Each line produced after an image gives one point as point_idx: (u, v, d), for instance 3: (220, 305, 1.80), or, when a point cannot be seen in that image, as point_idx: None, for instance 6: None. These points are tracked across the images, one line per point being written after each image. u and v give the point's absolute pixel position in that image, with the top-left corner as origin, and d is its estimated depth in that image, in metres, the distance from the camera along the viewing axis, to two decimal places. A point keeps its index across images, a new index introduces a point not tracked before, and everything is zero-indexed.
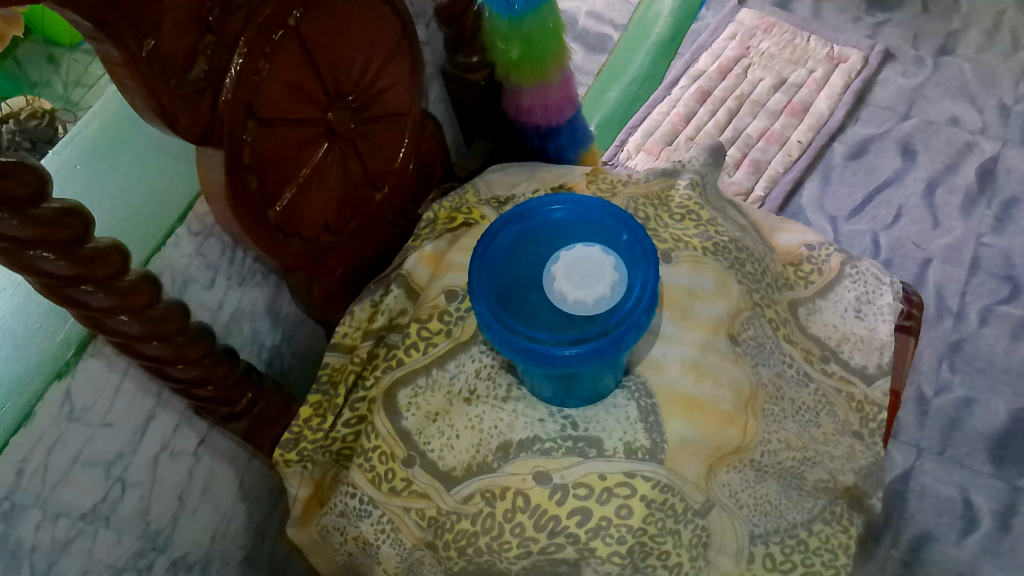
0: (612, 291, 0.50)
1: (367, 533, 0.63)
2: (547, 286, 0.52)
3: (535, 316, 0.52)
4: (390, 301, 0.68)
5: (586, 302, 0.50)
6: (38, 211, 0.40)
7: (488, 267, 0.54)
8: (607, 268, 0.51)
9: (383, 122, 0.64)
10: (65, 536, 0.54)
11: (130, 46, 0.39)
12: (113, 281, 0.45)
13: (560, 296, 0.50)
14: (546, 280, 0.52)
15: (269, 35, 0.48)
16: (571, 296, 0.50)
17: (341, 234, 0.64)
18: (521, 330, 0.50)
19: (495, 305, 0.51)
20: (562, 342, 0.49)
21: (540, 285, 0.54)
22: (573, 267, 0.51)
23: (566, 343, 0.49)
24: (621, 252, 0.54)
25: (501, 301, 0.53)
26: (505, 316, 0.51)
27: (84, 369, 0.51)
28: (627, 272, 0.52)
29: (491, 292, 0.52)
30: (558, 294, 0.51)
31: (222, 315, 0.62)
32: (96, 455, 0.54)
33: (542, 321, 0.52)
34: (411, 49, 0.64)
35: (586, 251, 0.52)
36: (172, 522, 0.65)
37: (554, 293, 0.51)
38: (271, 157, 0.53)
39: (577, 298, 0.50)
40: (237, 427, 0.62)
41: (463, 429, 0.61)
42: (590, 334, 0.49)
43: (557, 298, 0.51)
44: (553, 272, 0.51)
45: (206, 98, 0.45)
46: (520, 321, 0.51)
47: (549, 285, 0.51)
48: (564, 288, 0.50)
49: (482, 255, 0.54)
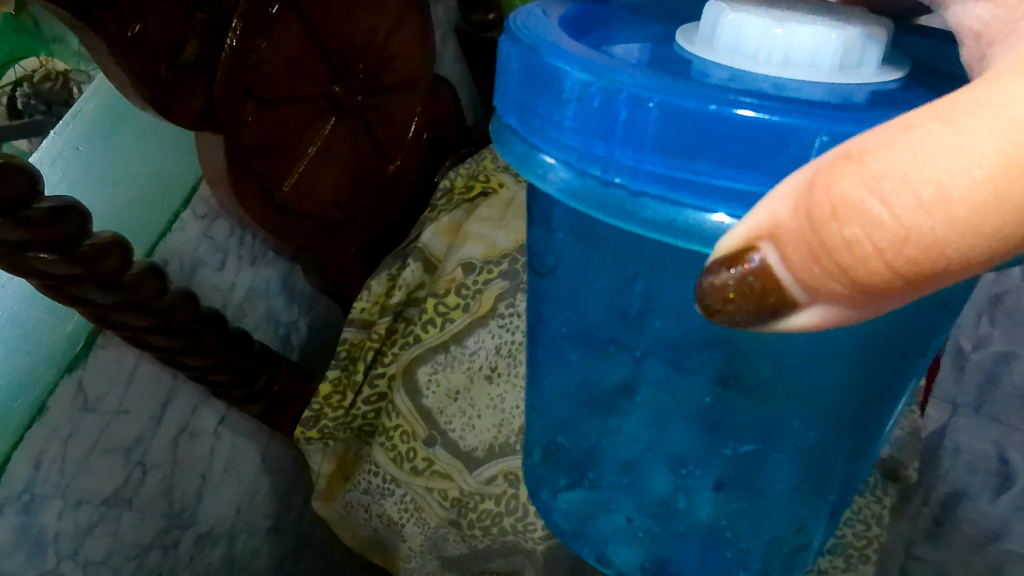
0: (753, 42, 0.26)
1: (391, 511, 0.65)
2: (785, 47, 0.25)
3: (767, 176, 0.21)
4: (407, 275, 0.65)
5: (735, 47, 0.26)
6: (30, 211, 0.37)
7: (537, 85, 0.26)
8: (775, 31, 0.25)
9: (394, 91, 0.61)
10: (88, 521, 0.54)
11: (114, 33, 0.36)
12: (116, 278, 0.43)
13: (741, 25, 0.26)
14: (753, 34, 0.26)
15: (266, 9, 0.45)
16: (740, 40, 0.26)
17: (355, 210, 0.62)
18: (577, 342, 0.34)
19: (600, 212, 0.25)
20: (686, 438, 0.34)
21: (748, 42, 0.26)
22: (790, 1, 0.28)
23: (690, 446, 0.34)
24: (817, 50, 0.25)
25: (653, 128, 0.22)
26: (666, 188, 0.23)
27: (95, 359, 0.51)
28: (804, 45, 0.25)
29: (593, 106, 0.23)
30: (734, 40, 0.26)
31: (235, 296, 0.60)
32: (114, 441, 0.54)
33: (542, 473, 0.41)
34: (421, 12, 0.60)
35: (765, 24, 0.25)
36: (196, 499, 0.64)
37: (746, 35, 0.26)
38: (276, 139, 0.50)
39: (737, 47, 0.26)
40: (254, 409, 0.62)
41: (485, 409, 0.61)
42: (753, 468, 0.33)
43: (738, 41, 0.26)
44: (816, 29, 0.25)
45: (198, 84, 0.42)
46: (554, 406, 0.38)
47: (734, 37, 0.26)
48: (762, 10, 0.26)
49: (512, 84, 0.27)
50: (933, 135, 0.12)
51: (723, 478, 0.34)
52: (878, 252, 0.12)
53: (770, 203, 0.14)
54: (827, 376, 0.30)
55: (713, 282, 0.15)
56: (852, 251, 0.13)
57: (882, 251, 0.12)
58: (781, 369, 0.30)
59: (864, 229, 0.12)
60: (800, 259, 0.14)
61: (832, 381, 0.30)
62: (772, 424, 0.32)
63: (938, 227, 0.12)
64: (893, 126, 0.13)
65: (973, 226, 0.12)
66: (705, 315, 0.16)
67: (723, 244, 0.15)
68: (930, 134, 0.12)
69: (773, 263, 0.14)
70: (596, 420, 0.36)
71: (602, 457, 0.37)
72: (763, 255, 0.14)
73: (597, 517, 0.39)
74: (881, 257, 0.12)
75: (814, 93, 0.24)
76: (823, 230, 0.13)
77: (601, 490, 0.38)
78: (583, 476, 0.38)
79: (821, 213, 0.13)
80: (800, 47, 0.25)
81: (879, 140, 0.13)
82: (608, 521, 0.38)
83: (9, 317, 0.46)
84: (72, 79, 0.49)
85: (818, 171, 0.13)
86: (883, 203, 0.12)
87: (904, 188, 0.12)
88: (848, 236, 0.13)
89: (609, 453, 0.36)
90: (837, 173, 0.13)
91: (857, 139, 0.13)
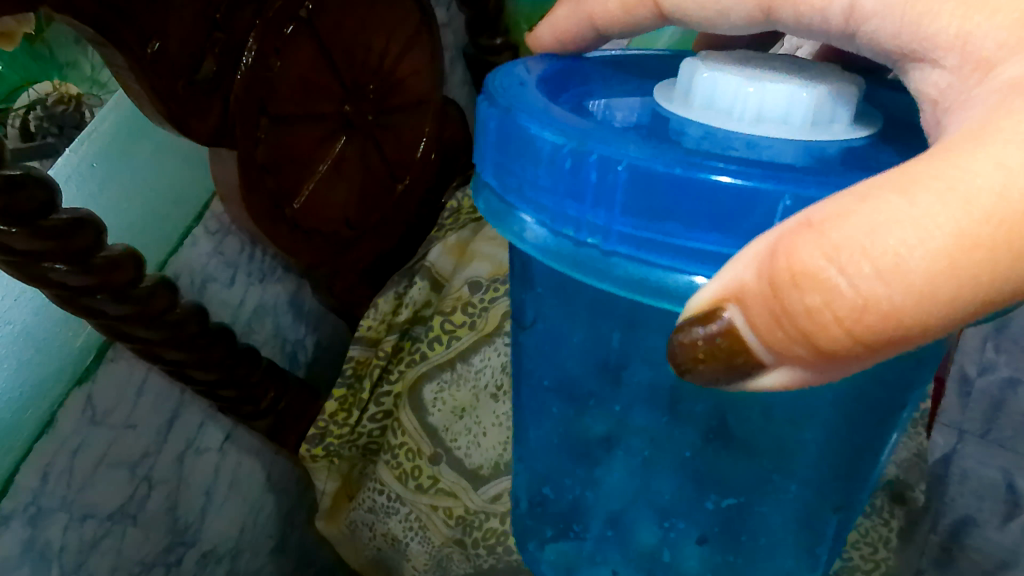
0: (728, 97, 0.29)
1: (396, 529, 0.64)
2: (755, 103, 0.29)
3: (736, 238, 0.24)
4: (414, 293, 0.66)
5: (711, 101, 0.30)
6: (49, 223, 0.38)
7: (513, 150, 0.29)
8: (748, 89, 0.29)
9: (404, 112, 0.62)
10: (93, 536, 0.54)
11: (134, 49, 0.37)
12: (128, 290, 0.44)
13: (714, 83, 0.30)
14: (727, 90, 0.29)
15: (280, 29, 0.46)
16: (715, 95, 0.30)
17: (364, 228, 0.62)
18: (560, 397, 0.38)
19: (574, 269, 0.28)
20: (671, 488, 0.37)
21: (722, 98, 0.29)
22: (766, 62, 0.31)
23: (674, 498, 0.37)
24: (784, 107, 0.28)
25: (622, 187, 0.25)
26: (636, 248, 0.26)
27: (105, 372, 0.52)
28: (774, 102, 0.29)
29: (565, 168, 0.27)
30: (710, 95, 0.30)
31: (244, 312, 0.61)
32: (121, 456, 0.54)
33: (531, 524, 0.45)
34: (431, 35, 0.61)
35: (737, 82, 0.29)
36: (200, 517, 0.64)
37: (721, 91, 0.29)
38: (288, 156, 0.51)
39: (712, 101, 0.30)
40: (261, 425, 0.62)
41: (490, 426, 0.62)
42: (736, 519, 0.36)
43: (713, 96, 0.30)
44: (786, 88, 0.28)
45: (214, 100, 0.43)
46: (540, 458, 0.42)
47: (709, 92, 0.30)
48: (735, 70, 0.30)
49: (489, 144, 0.31)
50: (891, 207, 0.16)
51: (706, 530, 0.37)
52: (835, 318, 0.17)
53: (737, 269, 0.18)
54: (797, 435, 0.33)
55: (685, 340, 0.20)
56: (813, 317, 0.17)
57: (840, 317, 0.16)
58: (756, 428, 0.33)
59: (823, 298, 0.16)
60: (763, 322, 0.18)
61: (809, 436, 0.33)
62: (756, 478, 0.35)
63: (893, 297, 0.16)
64: (850, 197, 0.17)
65: (926, 295, 0.16)
66: (676, 371, 0.21)
67: (696, 307, 0.19)
68: (888, 207, 0.16)
69: (739, 323, 0.18)
70: (582, 472, 0.39)
71: (587, 507, 0.40)
72: (731, 314, 0.19)
73: (580, 571, 0.42)
74: (840, 322, 0.17)
75: (785, 150, 0.27)
76: (786, 296, 0.17)
77: (586, 541, 0.41)
78: (569, 527, 0.42)
79: (783, 279, 0.17)
80: (771, 103, 0.29)
81: (837, 212, 0.17)
82: (594, 571, 0.42)
83: (20, 330, 0.47)
84: (86, 103, 0.49)
85: (781, 241, 0.17)
86: (842, 274, 0.16)
87: (860, 260, 0.16)
88: (808, 303, 0.17)
89: (593, 503, 0.40)
90: (798, 244, 0.17)
91: (817, 210, 0.17)
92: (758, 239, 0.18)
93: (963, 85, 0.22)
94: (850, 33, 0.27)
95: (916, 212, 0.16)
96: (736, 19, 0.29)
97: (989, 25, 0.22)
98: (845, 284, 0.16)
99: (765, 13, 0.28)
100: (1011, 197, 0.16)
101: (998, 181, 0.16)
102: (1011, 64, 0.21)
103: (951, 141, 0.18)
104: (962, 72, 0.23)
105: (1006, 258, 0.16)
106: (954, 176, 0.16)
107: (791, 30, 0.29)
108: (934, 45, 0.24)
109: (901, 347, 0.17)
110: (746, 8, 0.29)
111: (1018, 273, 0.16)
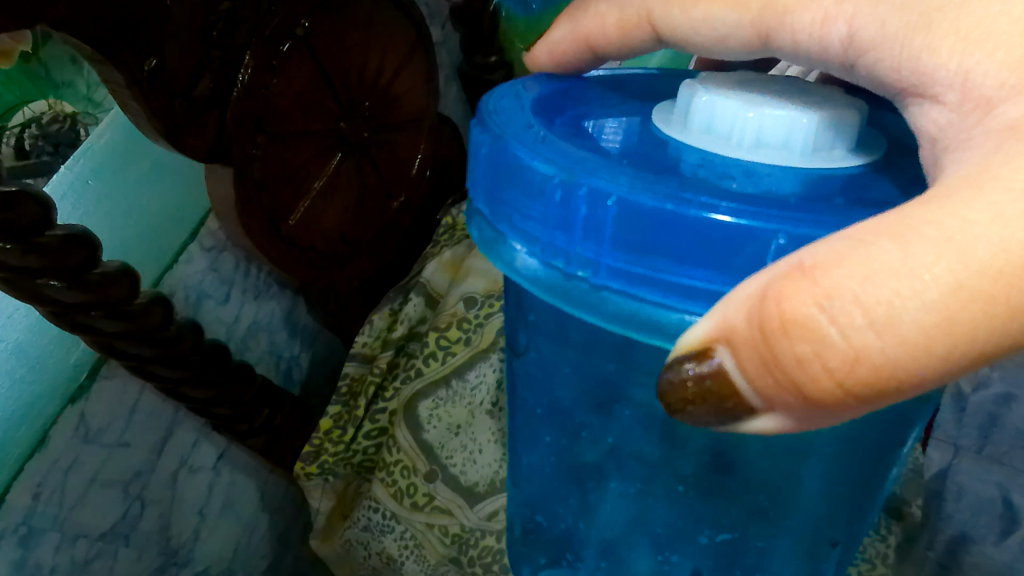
0: (725, 124, 0.30)
1: (391, 548, 0.64)
2: (751, 132, 0.29)
3: (730, 276, 0.24)
4: (409, 309, 0.66)
5: (707, 127, 0.30)
6: (43, 238, 0.37)
7: (507, 180, 0.29)
8: (742, 117, 0.29)
9: (400, 129, 0.62)
10: (85, 557, 0.53)
11: (132, 66, 0.37)
12: (123, 307, 0.44)
13: (713, 109, 0.30)
14: (724, 116, 0.30)
15: (277, 46, 0.46)
16: (712, 121, 0.30)
17: (360, 244, 0.62)
18: (553, 425, 0.38)
19: (564, 301, 0.28)
20: (667, 518, 0.37)
21: (720, 125, 0.30)
22: (766, 86, 0.31)
23: (666, 529, 0.37)
24: (778, 136, 0.29)
25: (610, 222, 0.26)
26: (626, 283, 0.26)
27: (98, 390, 0.51)
28: (771, 131, 0.29)
29: (557, 202, 0.27)
30: (706, 121, 0.30)
31: (238, 329, 0.61)
32: (114, 475, 0.54)
33: (524, 553, 0.45)
34: (427, 53, 0.62)
35: (731, 110, 0.29)
36: (193, 537, 0.63)
37: (719, 116, 0.30)
38: (285, 173, 0.51)
39: (709, 127, 0.30)
40: (255, 443, 0.62)
41: (486, 443, 0.63)
42: (734, 554, 0.36)
43: (710, 123, 0.30)
44: (783, 115, 0.29)
45: (210, 116, 0.43)
46: (534, 488, 0.42)
47: (706, 117, 0.30)
48: (734, 94, 0.30)
49: (481, 170, 0.31)
50: (884, 255, 0.17)
51: (701, 563, 0.37)
52: (826, 369, 0.18)
53: (727, 309, 0.19)
54: (795, 471, 0.33)
55: (675, 378, 0.20)
56: (803, 366, 0.18)
57: (831, 368, 0.17)
58: (754, 461, 0.33)
59: (813, 348, 0.17)
60: (753, 368, 0.19)
61: (808, 470, 0.33)
62: (745, 515, 0.35)
63: (886, 349, 0.17)
64: (844, 242, 0.18)
65: (921, 349, 0.17)
66: (668, 410, 0.21)
67: (688, 345, 0.20)
68: (881, 253, 0.17)
69: (728, 366, 0.19)
70: (576, 501, 0.40)
71: (580, 539, 0.41)
72: (721, 357, 0.19)
73: None
74: (830, 373, 0.18)
75: (781, 180, 0.28)
76: (777, 344, 0.18)
77: (579, 569, 0.42)
78: (561, 556, 0.42)
79: (773, 326, 0.18)
80: (770, 130, 0.29)
81: (831, 257, 0.17)
82: None
83: (14, 347, 0.46)
84: (80, 122, 0.48)
85: (773, 285, 0.18)
86: (834, 323, 0.17)
87: (852, 309, 0.17)
88: (798, 352, 0.18)
89: (587, 531, 0.40)
90: (789, 292, 0.17)
91: (809, 254, 0.18)
92: (750, 279, 0.19)
93: (963, 124, 0.23)
94: (850, 63, 0.28)
95: (910, 260, 0.17)
96: (732, 47, 0.31)
97: (989, 62, 0.22)
98: (838, 335, 0.17)
99: (765, 39, 0.30)
100: (1006, 250, 0.17)
101: (996, 235, 0.17)
102: (1014, 103, 0.21)
103: (950, 186, 0.19)
104: (961, 110, 0.23)
105: (1001, 310, 0.17)
106: (953, 225, 0.17)
107: (789, 57, 0.30)
108: (935, 81, 0.24)
109: (890, 397, 0.18)
110: (746, 33, 0.30)
111: (1012, 328, 0.17)
